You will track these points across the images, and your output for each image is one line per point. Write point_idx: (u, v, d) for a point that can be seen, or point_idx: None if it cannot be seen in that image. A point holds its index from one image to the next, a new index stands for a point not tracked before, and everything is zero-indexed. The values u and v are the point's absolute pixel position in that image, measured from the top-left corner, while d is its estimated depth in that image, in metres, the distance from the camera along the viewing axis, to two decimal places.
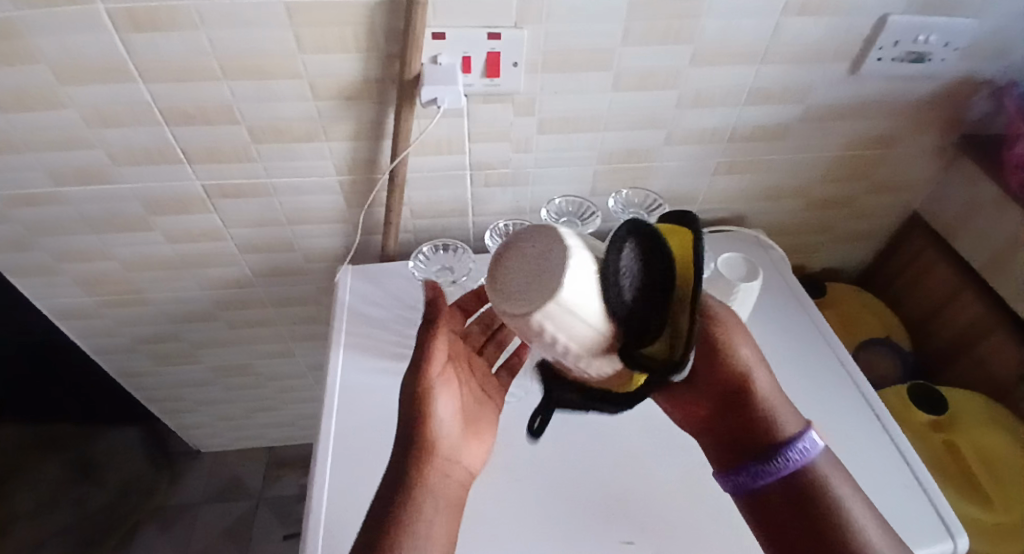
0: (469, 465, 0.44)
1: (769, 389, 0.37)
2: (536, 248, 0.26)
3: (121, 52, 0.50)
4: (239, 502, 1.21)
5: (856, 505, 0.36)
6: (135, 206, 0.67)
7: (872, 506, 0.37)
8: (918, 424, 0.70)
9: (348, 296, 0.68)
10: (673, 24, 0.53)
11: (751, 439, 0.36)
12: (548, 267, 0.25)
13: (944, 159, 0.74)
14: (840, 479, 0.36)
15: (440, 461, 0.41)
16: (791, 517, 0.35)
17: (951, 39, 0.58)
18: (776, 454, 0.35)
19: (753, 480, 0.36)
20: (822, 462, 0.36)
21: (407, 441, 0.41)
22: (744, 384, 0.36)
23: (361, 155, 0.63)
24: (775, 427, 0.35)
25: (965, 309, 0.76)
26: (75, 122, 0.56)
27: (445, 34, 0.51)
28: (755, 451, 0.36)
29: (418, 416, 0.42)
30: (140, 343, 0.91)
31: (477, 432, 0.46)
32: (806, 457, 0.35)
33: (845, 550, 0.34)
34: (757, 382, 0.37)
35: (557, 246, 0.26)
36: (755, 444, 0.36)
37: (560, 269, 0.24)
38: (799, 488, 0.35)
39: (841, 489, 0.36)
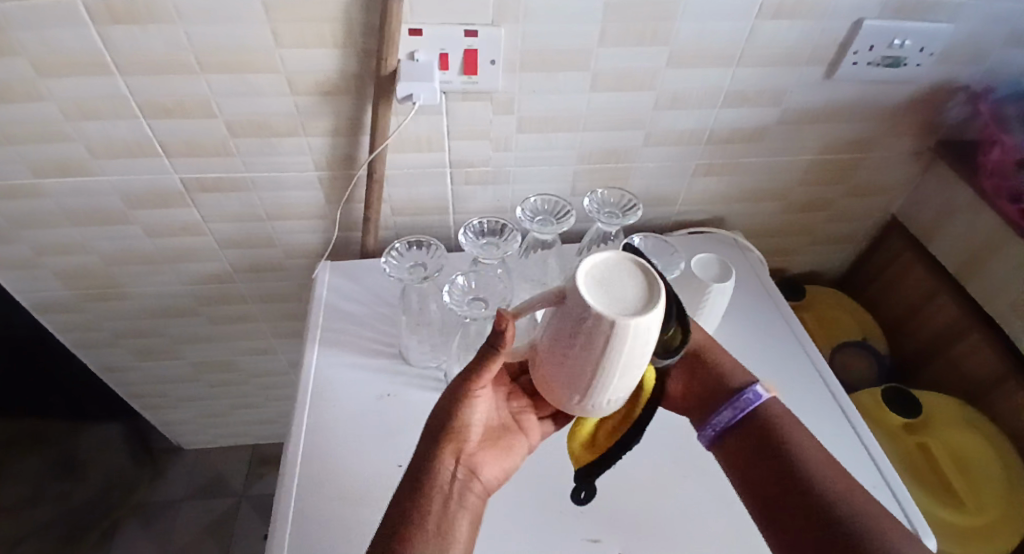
0: (496, 478, 0.42)
1: (722, 357, 0.50)
2: (626, 269, 0.33)
3: (98, 44, 0.50)
4: (222, 499, 1.21)
5: (808, 441, 0.44)
6: (113, 199, 0.67)
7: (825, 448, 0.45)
8: (891, 426, 0.70)
9: (326, 292, 0.68)
10: (649, 25, 0.53)
11: (714, 391, 0.48)
12: (643, 284, 0.32)
13: (921, 164, 0.75)
14: (793, 420, 0.45)
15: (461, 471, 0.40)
16: (755, 452, 0.44)
17: (926, 44, 0.58)
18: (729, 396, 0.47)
19: (715, 423, 0.47)
20: (772, 407, 0.46)
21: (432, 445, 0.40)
22: (703, 352, 0.50)
23: (341, 151, 0.63)
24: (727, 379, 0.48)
25: (940, 312, 0.77)
26: (51, 114, 0.56)
27: (422, 31, 0.51)
28: (717, 401, 0.48)
29: (452, 425, 0.40)
30: (120, 338, 0.91)
31: (504, 449, 0.43)
32: (754, 402, 0.46)
33: (799, 472, 0.42)
34: (713, 353, 0.50)
35: (641, 270, 0.33)
36: (716, 393, 0.48)
37: (656, 286, 0.32)
38: (757, 426, 0.45)
39: (795, 424, 0.45)
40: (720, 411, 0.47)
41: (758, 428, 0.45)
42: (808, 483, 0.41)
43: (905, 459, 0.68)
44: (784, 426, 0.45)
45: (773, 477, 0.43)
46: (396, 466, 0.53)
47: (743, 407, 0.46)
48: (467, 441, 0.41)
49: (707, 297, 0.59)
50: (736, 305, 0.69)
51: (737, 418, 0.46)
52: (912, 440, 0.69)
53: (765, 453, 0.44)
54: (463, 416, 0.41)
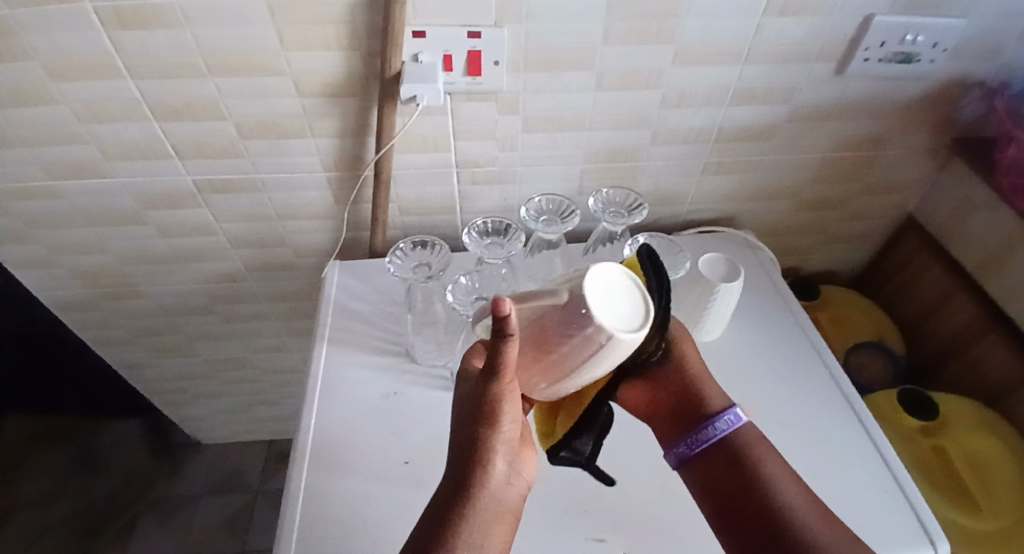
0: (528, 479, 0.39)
1: (702, 377, 0.51)
2: (620, 283, 0.37)
3: (110, 49, 0.52)
4: (238, 494, 1.23)
5: (778, 470, 0.45)
6: (129, 200, 0.69)
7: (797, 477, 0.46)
8: (907, 429, 0.69)
9: (335, 291, 0.69)
10: (653, 23, 0.53)
11: (689, 412, 0.49)
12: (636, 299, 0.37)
13: (937, 162, 0.73)
14: (765, 448, 0.46)
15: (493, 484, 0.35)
16: (726, 477, 0.46)
17: (939, 39, 0.57)
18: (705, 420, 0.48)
19: (689, 446, 0.48)
20: (745, 433, 0.47)
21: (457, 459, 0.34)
22: (681, 371, 0.51)
23: (348, 152, 0.64)
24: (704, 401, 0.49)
25: (958, 312, 0.75)
26: (67, 118, 0.58)
27: (425, 32, 0.51)
28: (689, 423, 0.49)
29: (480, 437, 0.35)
30: (137, 335, 0.93)
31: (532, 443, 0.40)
32: (727, 427, 0.47)
33: (766, 501, 0.43)
34: (693, 372, 0.51)
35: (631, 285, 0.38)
36: (690, 415, 0.49)
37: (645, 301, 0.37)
38: (730, 452, 0.46)
39: (767, 454, 0.46)
40: (694, 433, 0.48)
41: (727, 454, 0.46)
42: (772, 514, 0.43)
43: (919, 462, 0.67)
44: (756, 452, 0.46)
45: (738, 507, 0.44)
46: (400, 463, 0.54)
47: (717, 431, 0.47)
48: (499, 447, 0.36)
49: (714, 297, 0.58)
50: (746, 305, 0.68)
51: (705, 444, 0.48)
52: (928, 444, 0.67)
53: (731, 479, 0.45)
54: (491, 420, 0.35)
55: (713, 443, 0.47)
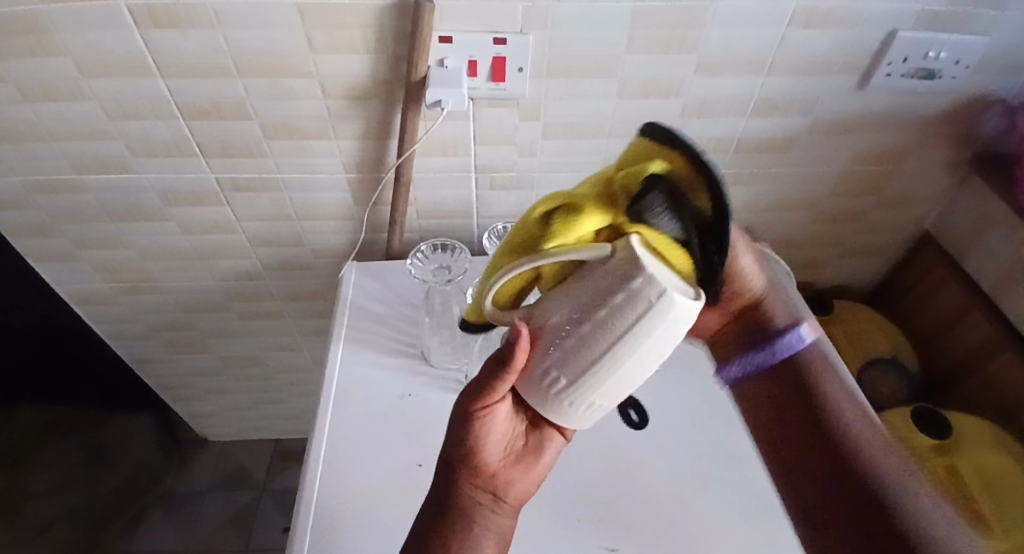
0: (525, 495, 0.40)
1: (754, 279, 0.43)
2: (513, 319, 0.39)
3: (142, 47, 0.53)
4: (244, 492, 1.23)
5: (839, 396, 0.44)
6: (152, 197, 0.70)
7: (857, 404, 0.44)
8: (920, 446, 0.68)
9: (351, 291, 0.69)
10: (678, 33, 0.53)
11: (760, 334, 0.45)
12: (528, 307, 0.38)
13: (956, 178, 0.73)
14: (825, 370, 0.45)
15: (488, 486, 0.38)
16: (790, 401, 0.44)
17: (962, 56, 0.57)
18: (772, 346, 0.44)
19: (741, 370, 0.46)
20: (807, 353, 0.45)
21: (451, 456, 0.38)
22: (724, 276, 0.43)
23: (369, 154, 0.64)
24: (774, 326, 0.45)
25: (973, 329, 0.74)
26: (96, 113, 0.59)
27: (452, 38, 0.52)
28: (759, 343, 0.45)
29: (465, 453, 0.37)
30: (153, 330, 0.94)
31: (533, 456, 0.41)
32: (800, 341, 0.45)
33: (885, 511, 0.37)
34: (747, 275, 0.43)
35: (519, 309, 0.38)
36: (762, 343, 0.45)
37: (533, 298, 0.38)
38: (791, 375, 0.45)
39: (828, 380, 0.44)
40: (772, 345, 0.44)
41: (790, 373, 0.45)
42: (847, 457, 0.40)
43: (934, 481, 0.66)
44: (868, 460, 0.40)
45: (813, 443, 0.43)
46: (415, 464, 0.54)
47: (780, 349, 0.44)
48: (483, 466, 0.38)
49: None
50: None
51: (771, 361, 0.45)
52: (941, 463, 0.67)
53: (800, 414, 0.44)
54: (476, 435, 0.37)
55: (785, 356, 0.45)
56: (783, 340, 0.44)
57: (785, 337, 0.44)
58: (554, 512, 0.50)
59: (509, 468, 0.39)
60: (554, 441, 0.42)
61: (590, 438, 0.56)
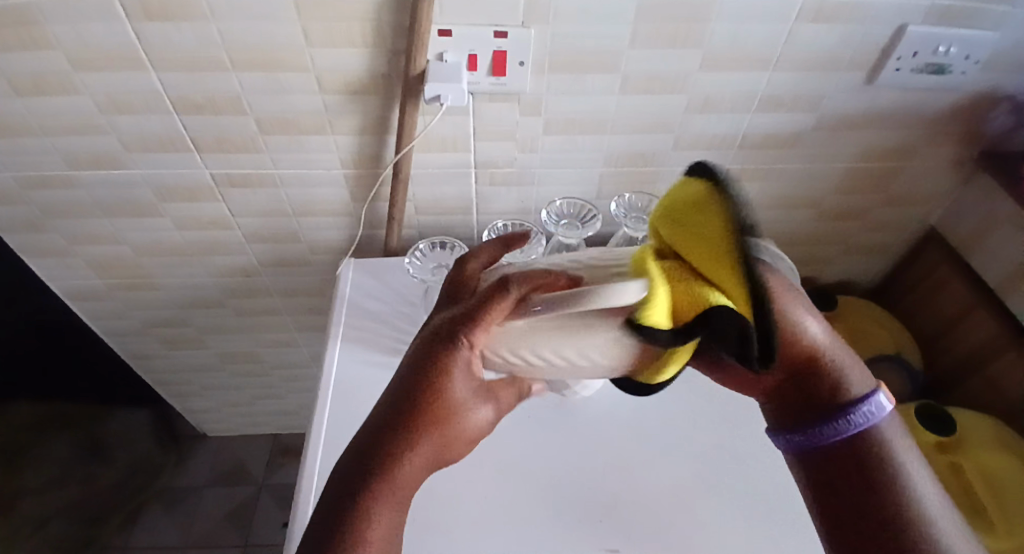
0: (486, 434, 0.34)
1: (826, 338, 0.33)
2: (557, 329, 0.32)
3: (134, 40, 0.51)
4: (243, 487, 1.23)
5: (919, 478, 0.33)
6: (146, 192, 0.68)
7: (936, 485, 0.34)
8: (923, 444, 0.67)
9: (349, 289, 0.68)
10: (682, 28, 0.52)
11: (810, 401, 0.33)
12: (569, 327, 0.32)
13: (961, 175, 0.72)
14: (900, 442, 0.33)
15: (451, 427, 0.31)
16: (848, 481, 0.33)
17: (972, 51, 0.56)
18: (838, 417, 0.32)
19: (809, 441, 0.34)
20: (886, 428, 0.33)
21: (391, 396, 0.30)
22: (809, 357, 0.32)
23: (367, 150, 0.63)
24: (840, 388, 0.33)
25: (978, 328, 0.74)
26: (88, 108, 0.58)
27: (451, 31, 0.51)
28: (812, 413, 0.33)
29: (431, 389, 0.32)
30: (149, 326, 0.93)
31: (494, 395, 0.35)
32: (874, 420, 0.33)
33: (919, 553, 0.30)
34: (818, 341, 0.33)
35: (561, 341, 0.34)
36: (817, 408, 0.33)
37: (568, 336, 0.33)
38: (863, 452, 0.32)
39: (901, 451, 0.33)
40: (818, 427, 0.33)
41: (849, 460, 0.33)
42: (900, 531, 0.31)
43: (937, 479, 0.65)
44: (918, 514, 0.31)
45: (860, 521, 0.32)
46: None
47: (859, 422, 0.32)
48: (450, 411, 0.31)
49: None
50: None
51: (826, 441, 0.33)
52: (944, 460, 0.66)
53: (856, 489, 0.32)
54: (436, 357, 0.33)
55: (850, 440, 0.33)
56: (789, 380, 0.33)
57: (857, 417, 0.32)
58: (553, 515, 0.50)
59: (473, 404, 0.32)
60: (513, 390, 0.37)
61: (593, 440, 0.55)
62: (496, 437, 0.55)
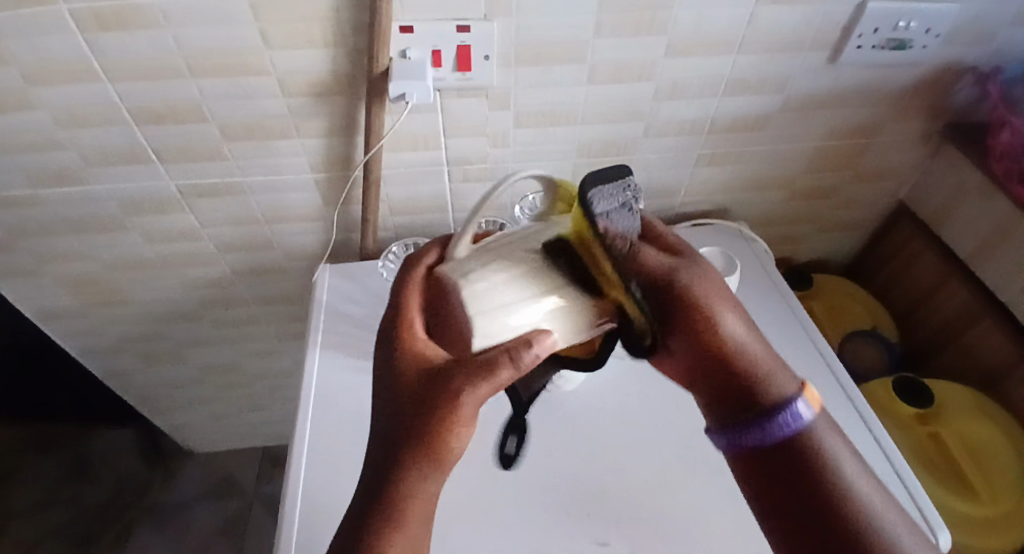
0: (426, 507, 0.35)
1: (738, 336, 0.38)
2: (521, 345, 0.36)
3: (86, 52, 0.50)
4: (234, 500, 1.22)
5: (849, 463, 0.37)
6: (112, 207, 0.67)
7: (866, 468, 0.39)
8: (903, 417, 0.69)
9: (326, 295, 0.67)
10: (645, 15, 0.52)
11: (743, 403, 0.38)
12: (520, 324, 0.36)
13: (928, 149, 0.73)
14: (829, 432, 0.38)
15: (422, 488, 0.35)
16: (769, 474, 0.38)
17: (932, 25, 0.56)
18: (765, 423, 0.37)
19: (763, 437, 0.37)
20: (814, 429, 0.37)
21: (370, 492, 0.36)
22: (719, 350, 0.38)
23: (336, 152, 0.62)
24: (773, 394, 0.37)
25: (952, 298, 0.75)
26: (45, 124, 0.56)
27: (413, 28, 0.50)
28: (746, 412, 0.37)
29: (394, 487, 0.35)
30: (126, 343, 0.91)
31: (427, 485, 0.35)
32: (806, 416, 0.37)
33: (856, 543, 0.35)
34: (728, 335, 0.38)
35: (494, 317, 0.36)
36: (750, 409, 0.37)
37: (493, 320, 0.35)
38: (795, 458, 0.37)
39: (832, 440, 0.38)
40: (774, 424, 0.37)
41: (794, 460, 0.37)
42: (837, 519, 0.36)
43: (918, 448, 0.67)
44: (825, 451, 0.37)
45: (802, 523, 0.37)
46: None
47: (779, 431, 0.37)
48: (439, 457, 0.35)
49: None
50: (742, 297, 0.67)
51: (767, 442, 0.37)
52: (924, 430, 0.68)
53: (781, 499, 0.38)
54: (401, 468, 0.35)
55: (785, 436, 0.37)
56: (782, 415, 0.36)
57: (798, 408, 0.37)
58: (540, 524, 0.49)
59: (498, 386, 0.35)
60: (511, 370, 0.34)
61: (579, 433, 0.55)
62: (483, 436, 0.55)
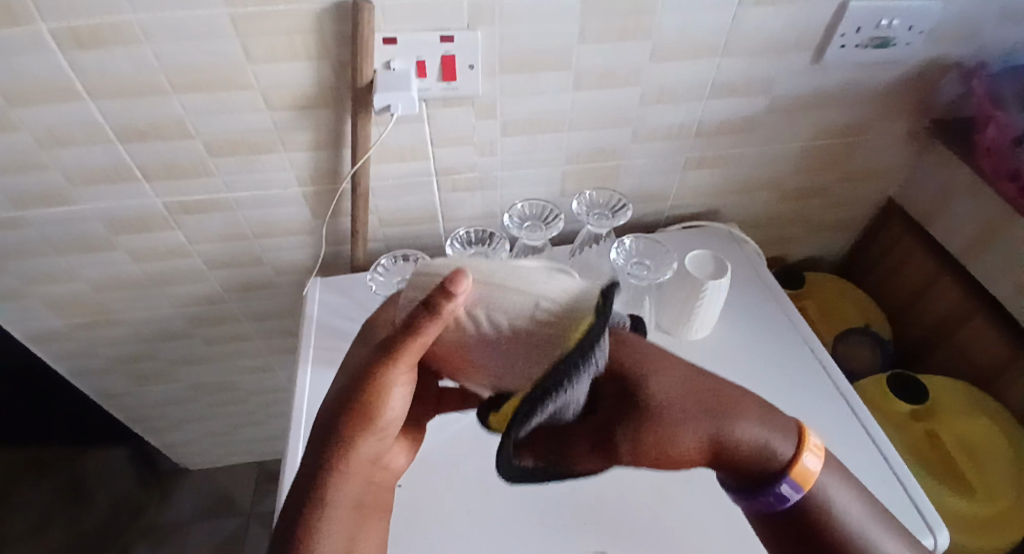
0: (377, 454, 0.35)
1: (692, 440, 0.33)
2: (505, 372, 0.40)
3: (66, 71, 0.49)
4: (229, 518, 1.20)
5: (837, 493, 0.34)
6: (98, 226, 0.66)
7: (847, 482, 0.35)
8: (899, 416, 0.69)
9: (316, 309, 0.67)
10: (628, 20, 0.52)
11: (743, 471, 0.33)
12: None
13: (914, 146, 0.73)
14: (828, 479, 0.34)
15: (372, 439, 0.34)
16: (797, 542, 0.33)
17: (915, 23, 0.57)
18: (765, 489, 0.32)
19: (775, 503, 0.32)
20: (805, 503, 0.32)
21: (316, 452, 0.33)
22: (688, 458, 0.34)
23: (323, 165, 0.62)
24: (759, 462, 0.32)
25: (944, 294, 0.76)
26: (26, 144, 0.55)
27: (396, 39, 0.50)
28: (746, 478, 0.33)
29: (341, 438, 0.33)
30: (116, 363, 0.90)
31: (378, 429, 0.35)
32: (792, 496, 0.32)
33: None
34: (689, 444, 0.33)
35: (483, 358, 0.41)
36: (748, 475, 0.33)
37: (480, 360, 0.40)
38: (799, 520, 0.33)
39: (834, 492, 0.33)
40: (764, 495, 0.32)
41: (796, 525, 0.33)
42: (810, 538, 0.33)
43: (915, 447, 0.67)
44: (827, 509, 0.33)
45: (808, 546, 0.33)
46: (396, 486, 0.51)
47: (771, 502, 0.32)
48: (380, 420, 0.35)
49: (703, 295, 0.57)
50: (735, 299, 0.67)
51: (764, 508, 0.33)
52: (920, 429, 0.68)
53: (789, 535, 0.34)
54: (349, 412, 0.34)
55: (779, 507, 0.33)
56: (769, 494, 0.32)
57: (780, 488, 0.32)
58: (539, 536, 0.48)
59: (461, 350, 0.33)
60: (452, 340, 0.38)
61: None
62: (477, 447, 0.54)
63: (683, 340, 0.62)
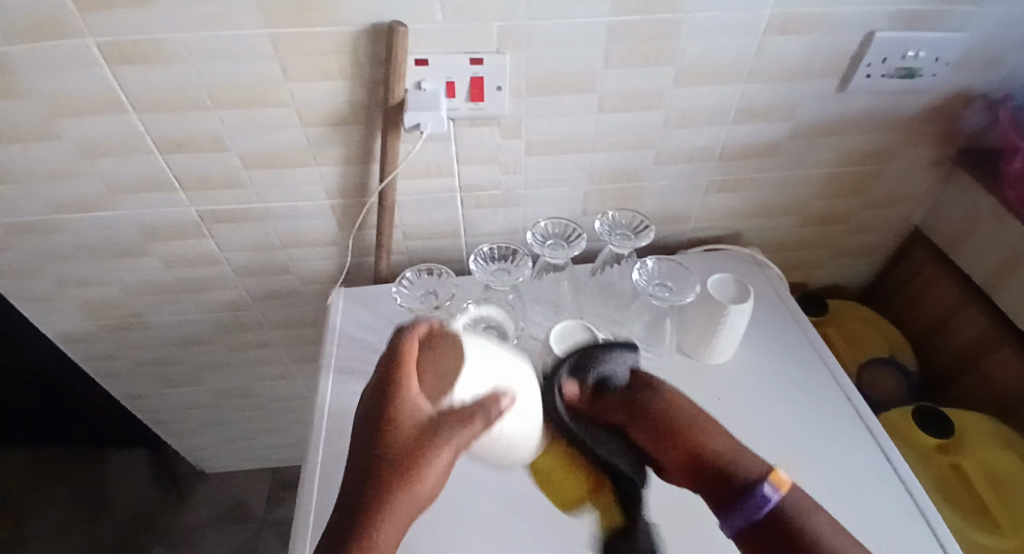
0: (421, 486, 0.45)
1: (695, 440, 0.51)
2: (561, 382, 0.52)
3: (115, 85, 0.52)
4: (243, 524, 1.21)
5: (829, 533, 0.48)
6: (133, 233, 0.69)
7: (834, 521, 0.50)
8: (924, 447, 0.67)
9: (339, 319, 0.68)
10: (653, 45, 0.53)
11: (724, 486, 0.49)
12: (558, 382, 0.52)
13: (940, 174, 0.73)
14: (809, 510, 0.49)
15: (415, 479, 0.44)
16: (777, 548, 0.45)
17: (940, 53, 0.57)
18: (749, 497, 0.48)
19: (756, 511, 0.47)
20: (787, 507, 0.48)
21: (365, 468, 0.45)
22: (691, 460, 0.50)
23: (351, 179, 0.64)
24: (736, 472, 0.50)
25: (969, 324, 0.74)
26: (73, 153, 0.58)
27: (427, 61, 0.52)
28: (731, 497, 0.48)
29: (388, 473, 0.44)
30: (141, 365, 0.92)
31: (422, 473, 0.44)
32: (773, 496, 0.49)
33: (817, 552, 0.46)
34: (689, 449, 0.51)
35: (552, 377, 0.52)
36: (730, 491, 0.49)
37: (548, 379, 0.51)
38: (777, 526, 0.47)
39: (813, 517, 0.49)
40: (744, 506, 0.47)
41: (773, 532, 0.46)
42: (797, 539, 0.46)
43: (940, 480, 0.65)
44: (806, 523, 0.48)
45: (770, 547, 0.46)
46: None
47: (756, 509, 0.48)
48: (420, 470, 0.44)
49: (724, 318, 0.56)
50: (755, 323, 0.67)
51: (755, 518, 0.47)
52: (946, 462, 0.66)
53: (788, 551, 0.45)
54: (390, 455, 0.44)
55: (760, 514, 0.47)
56: (755, 498, 0.48)
57: (764, 490, 0.49)
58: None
59: None
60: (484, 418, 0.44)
61: None
62: None
63: (702, 363, 0.62)
